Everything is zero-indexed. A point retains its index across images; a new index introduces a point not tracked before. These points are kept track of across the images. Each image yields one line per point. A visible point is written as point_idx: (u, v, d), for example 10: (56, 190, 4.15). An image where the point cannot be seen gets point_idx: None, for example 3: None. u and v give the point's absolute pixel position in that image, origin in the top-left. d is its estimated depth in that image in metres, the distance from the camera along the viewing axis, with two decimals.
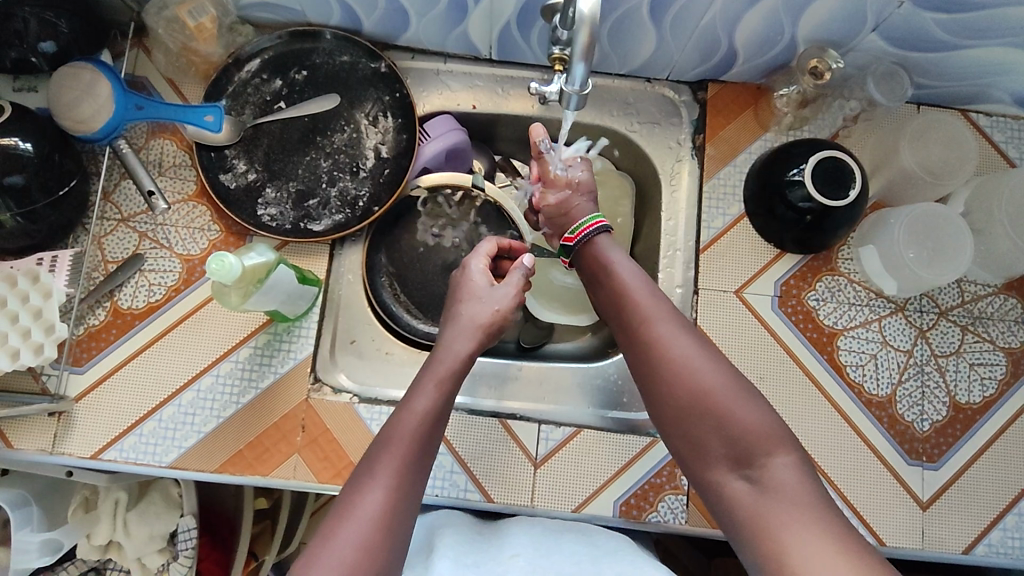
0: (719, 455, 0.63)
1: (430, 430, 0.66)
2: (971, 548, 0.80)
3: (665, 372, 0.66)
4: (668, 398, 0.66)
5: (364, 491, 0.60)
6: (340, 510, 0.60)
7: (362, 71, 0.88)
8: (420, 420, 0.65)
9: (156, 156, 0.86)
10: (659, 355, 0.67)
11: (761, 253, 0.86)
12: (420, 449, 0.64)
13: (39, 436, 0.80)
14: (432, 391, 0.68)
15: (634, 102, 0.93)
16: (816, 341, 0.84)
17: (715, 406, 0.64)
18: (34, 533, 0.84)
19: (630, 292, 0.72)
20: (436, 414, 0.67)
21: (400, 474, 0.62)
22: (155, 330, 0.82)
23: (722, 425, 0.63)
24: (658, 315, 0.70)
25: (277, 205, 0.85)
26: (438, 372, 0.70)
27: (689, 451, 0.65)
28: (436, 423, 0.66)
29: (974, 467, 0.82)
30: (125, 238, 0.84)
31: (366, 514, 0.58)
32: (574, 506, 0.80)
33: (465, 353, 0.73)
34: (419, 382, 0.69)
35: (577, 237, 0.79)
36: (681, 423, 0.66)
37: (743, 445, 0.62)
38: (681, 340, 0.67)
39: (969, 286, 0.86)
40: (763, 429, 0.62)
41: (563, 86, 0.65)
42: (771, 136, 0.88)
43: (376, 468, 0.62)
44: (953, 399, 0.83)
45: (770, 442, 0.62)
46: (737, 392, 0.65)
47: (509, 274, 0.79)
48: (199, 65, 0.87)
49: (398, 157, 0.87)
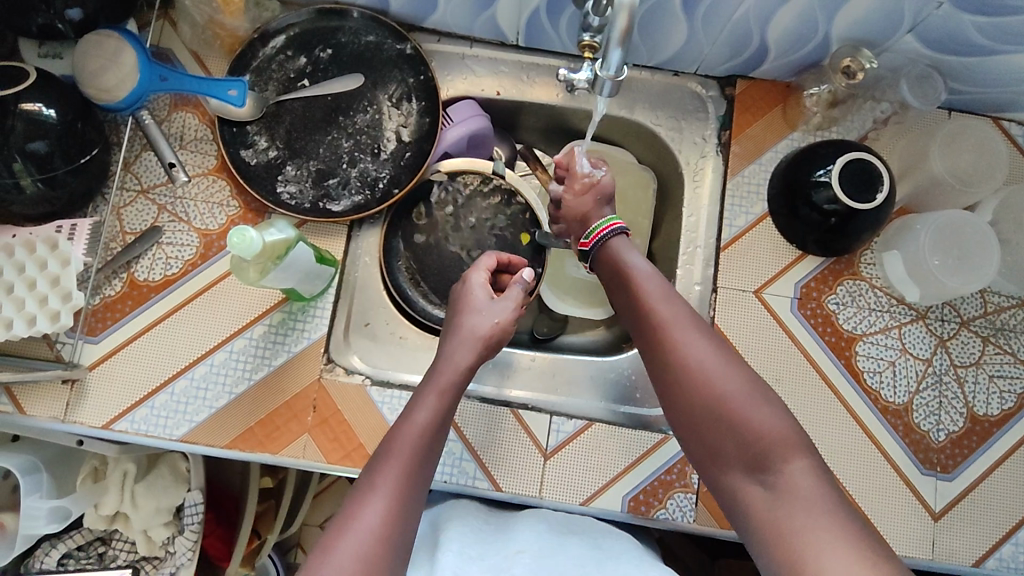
0: (733, 462, 0.63)
1: (432, 438, 0.66)
2: (981, 561, 0.79)
3: (679, 380, 0.66)
4: (683, 405, 0.66)
5: (365, 499, 0.60)
6: (343, 516, 0.59)
7: (387, 52, 0.87)
8: (420, 433, 0.65)
9: (177, 129, 0.86)
10: (671, 364, 0.67)
11: (782, 254, 0.85)
12: (421, 453, 0.64)
13: (53, 403, 0.80)
14: (433, 401, 0.68)
15: (660, 96, 0.92)
16: (834, 345, 0.83)
17: (726, 412, 0.63)
18: (42, 500, 0.84)
19: (642, 298, 0.71)
20: (436, 424, 0.67)
21: (404, 479, 0.62)
22: (171, 304, 0.82)
23: (735, 434, 0.62)
24: (674, 319, 0.69)
25: (297, 183, 0.85)
26: (439, 384, 0.70)
27: (705, 458, 0.65)
28: (436, 434, 0.66)
29: (988, 480, 0.81)
30: (143, 210, 0.84)
31: (369, 521, 0.58)
32: (583, 499, 0.80)
33: (465, 365, 0.72)
34: (420, 394, 0.69)
35: (593, 240, 0.78)
36: (695, 432, 0.65)
37: (757, 451, 0.61)
38: (695, 347, 0.67)
39: (992, 297, 0.85)
40: (775, 433, 0.62)
41: (596, 71, 0.64)
42: (798, 135, 0.87)
43: (380, 475, 0.62)
44: (970, 410, 0.82)
45: (785, 446, 0.61)
46: (750, 396, 0.64)
47: (508, 290, 0.79)
48: (225, 38, 0.86)
49: (420, 141, 0.87)
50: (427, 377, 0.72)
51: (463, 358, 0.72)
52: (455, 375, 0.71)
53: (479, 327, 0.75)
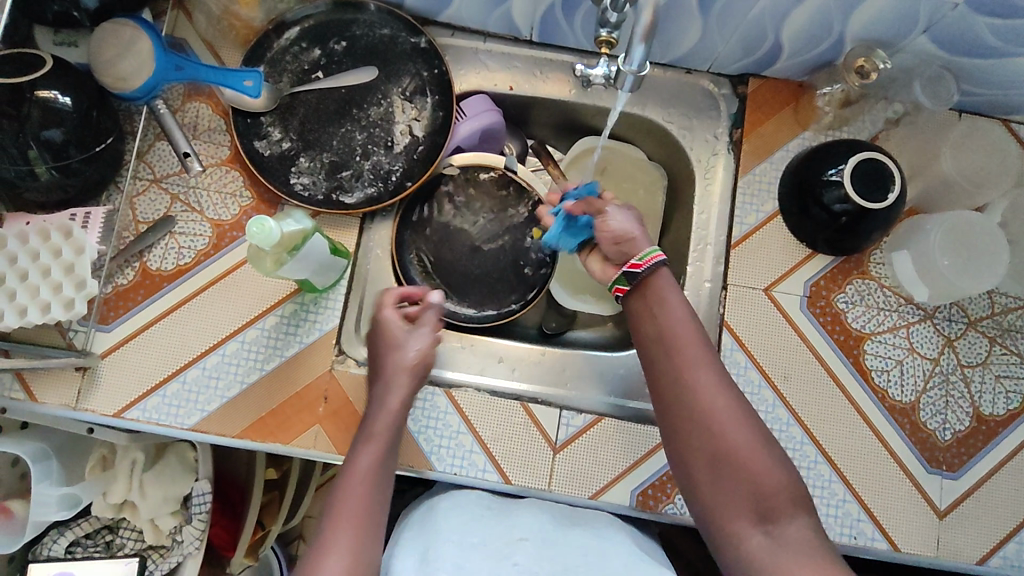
0: (740, 512, 0.62)
1: (375, 482, 0.66)
2: (985, 559, 0.80)
3: (698, 421, 0.65)
4: (697, 446, 0.65)
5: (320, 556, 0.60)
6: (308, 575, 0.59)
7: (402, 45, 0.88)
8: (366, 488, 0.65)
9: (191, 119, 0.86)
10: (693, 403, 0.65)
11: (792, 251, 0.86)
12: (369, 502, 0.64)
13: (64, 390, 0.80)
14: (371, 452, 0.68)
15: (673, 93, 0.92)
16: (842, 343, 0.84)
17: (741, 460, 0.63)
18: (52, 487, 0.85)
19: (670, 333, 0.68)
20: (379, 475, 0.67)
21: (360, 530, 0.62)
22: (183, 294, 0.83)
23: (747, 485, 0.62)
24: (700, 360, 0.67)
25: (310, 175, 0.85)
26: (373, 433, 0.69)
27: (709, 503, 0.64)
28: (380, 484, 0.66)
29: (992, 479, 0.82)
30: (156, 200, 0.84)
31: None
32: (591, 493, 0.81)
33: (394, 408, 0.72)
34: (356, 446, 0.69)
35: (645, 264, 0.72)
36: (705, 477, 0.64)
37: (766, 505, 0.62)
38: (717, 393, 0.65)
39: (1000, 298, 0.85)
40: (784, 487, 0.62)
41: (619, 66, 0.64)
42: (810, 134, 0.87)
43: (331, 537, 0.61)
44: (976, 410, 0.83)
45: (792, 503, 0.62)
46: (763, 447, 0.64)
47: (421, 322, 0.77)
48: (240, 30, 0.87)
49: (433, 135, 0.87)
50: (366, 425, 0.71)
51: (394, 398, 0.72)
52: (387, 414, 0.71)
53: (404, 359, 0.74)
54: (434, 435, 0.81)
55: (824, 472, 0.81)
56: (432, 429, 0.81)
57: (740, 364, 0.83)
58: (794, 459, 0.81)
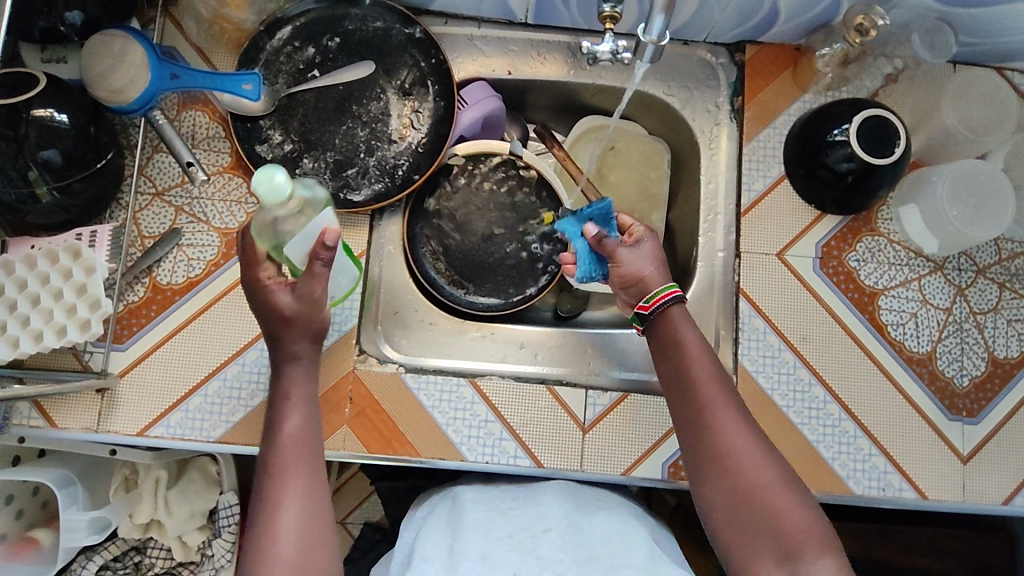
0: (763, 555, 0.61)
1: (304, 430, 0.66)
2: (1010, 499, 0.81)
3: (719, 461, 0.64)
4: (719, 485, 0.64)
5: (258, 531, 0.60)
6: (259, 547, 0.60)
7: (396, 37, 0.87)
8: (299, 440, 0.65)
9: (188, 128, 0.85)
10: (713, 445, 0.65)
11: (801, 214, 0.87)
12: (309, 475, 0.64)
13: (84, 413, 0.79)
14: (301, 406, 0.67)
15: (671, 65, 0.92)
16: (857, 301, 0.85)
17: (763, 500, 0.62)
18: (81, 512, 0.82)
19: (689, 370, 0.68)
20: (311, 430, 0.67)
21: (308, 488, 0.63)
22: (197, 305, 0.82)
23: (769, 527, 0.61)
24: (717, 399, 0.66)
25: (315, 175, 0.84)
26: (289, 389, 0.68)
27: (732, 548, 0.63)
28: (311, 438, 0.66)
29: (1012, 421, 0.83)
30: (160, 213, 0.83)
31: (291, 538, 0.60)
32: (623, 469, 0.81)
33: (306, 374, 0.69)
34: (278, 404, 0.67)
35: (654, 305, 0.70)
36: (727, 519, 0.63)
37: (789, 546, 0.60)
38: (737, 433, 0.65)
39: (1006, 244, 0.86)
40: (808, 526, 0.61)
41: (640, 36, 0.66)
42: (810, 97, 0.88)
43: (276, 489, 0.62)
44: (991, 354, 0.84)
45: (818, 543, 0.60)
46: (785, 486, 0.63)
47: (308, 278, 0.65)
48: (231, 33, 0.85)
49: (436, 125, 0.86)
50: (275, 388, 0.68)
51: (302, 364, 0.69)
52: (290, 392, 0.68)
53: (288, 342, 0.68)
54: (462, 426, 0.81)
55: (848, 429, 0.82)
56: (460, 420, 0.81)
57: (759, 331, 0.84)
58: (818, 418, 0.82)
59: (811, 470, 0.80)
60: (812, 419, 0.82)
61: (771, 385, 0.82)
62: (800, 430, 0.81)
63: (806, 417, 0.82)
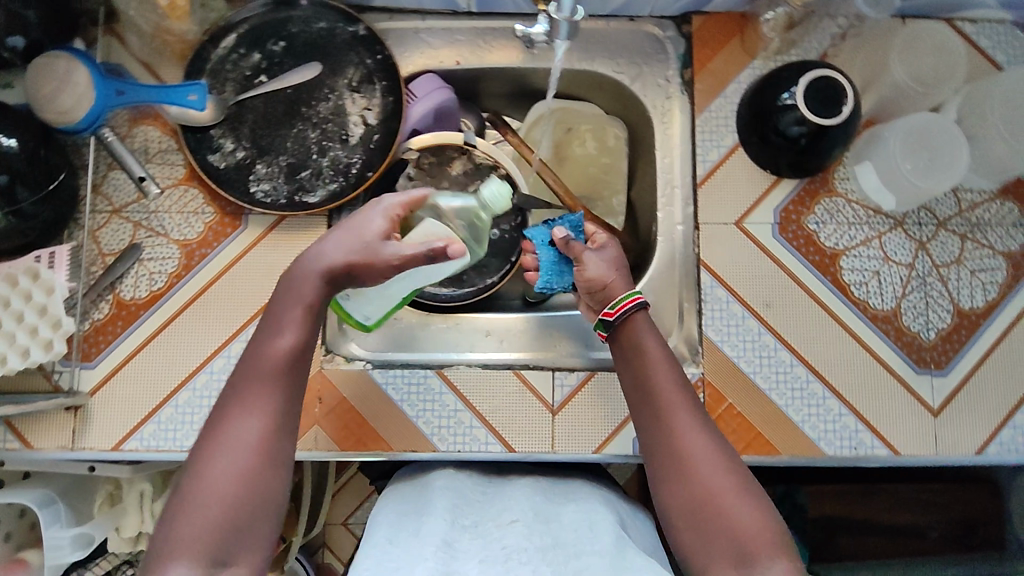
0: (719, 560, 0.60)
1: (296, 337, 0.62)
2: (982, 448, 0.82)
3: (677, 463, 0.64)
4: (676, 489, 0.64)
5: (207, 450, 0.58)
6: (205, 459, 0.58)
7: (340, 36, 0.87)
8: (281, 358, 0.61)
9: (141, 143, 0.85)
10: (671, 449, 0.65)
11: (758, 182, 0.86)
12: (279, 409, 0.60)
13: (59, 432, 0.80)
14: (299, 318, 0.63)
15: (618, 43, 0.92)
16: (819, 263, 0.85)
17: (719, 504, 0.62)
18: (64, 529, 0.84)
19: (653, 382, 0.69)
20: (298, 351, 0.62)
21: (274, 406, 0.60)
22: (161, 318, 0.83)
23: (726, 534, 0.61)
24: (677, 405, 0.67)
25: (270, 180, 0.85)
26: (298, 292, 0.63)
27: (690, 554, 0.63)
28: (297, 362, 0.62)
29: (981, 370, 0.83)
30: (119, 230, 0.84)
31: (238, 449, 0.58)
32: (595, 447, 0.82)
33: (314, 294, 0.63)
34: (281, 304, 0.64)
35: (617, 313, 0.73)
36: (683, 524, 0.63)
37: (744, 550, 0.60)
38: (698, 441, 0.65)
39: (965, 195, 0.86)
40: (763, 530, 0.61)
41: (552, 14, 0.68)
42: (759, 63, 0.88)
43: (246, 397, 0.60)
44: (956, 306, 0.84)
45: (773, 550, 0.60)
46: (742, 491, 0.63)
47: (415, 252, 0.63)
48: (175, 45, 0.86)
49: (386, 121, 0.86)
50: (289, 286, 0.64)
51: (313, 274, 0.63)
52: (295, 308, 0.63)
53: (327, 258, 0.63)
54: (433, 416, 0.83)
55: (817, 390, 0.82)
56: (430, 411, 0.82)
57: (721, 300, 0.84)
58: (784, 382, 0.82)
59: (781, 433, 0.81)
60: (780, 383, 0.82)
61: (736, 353, 0.83)
62: (769, 395, 0.82)
63: (774, 382, 0.82)
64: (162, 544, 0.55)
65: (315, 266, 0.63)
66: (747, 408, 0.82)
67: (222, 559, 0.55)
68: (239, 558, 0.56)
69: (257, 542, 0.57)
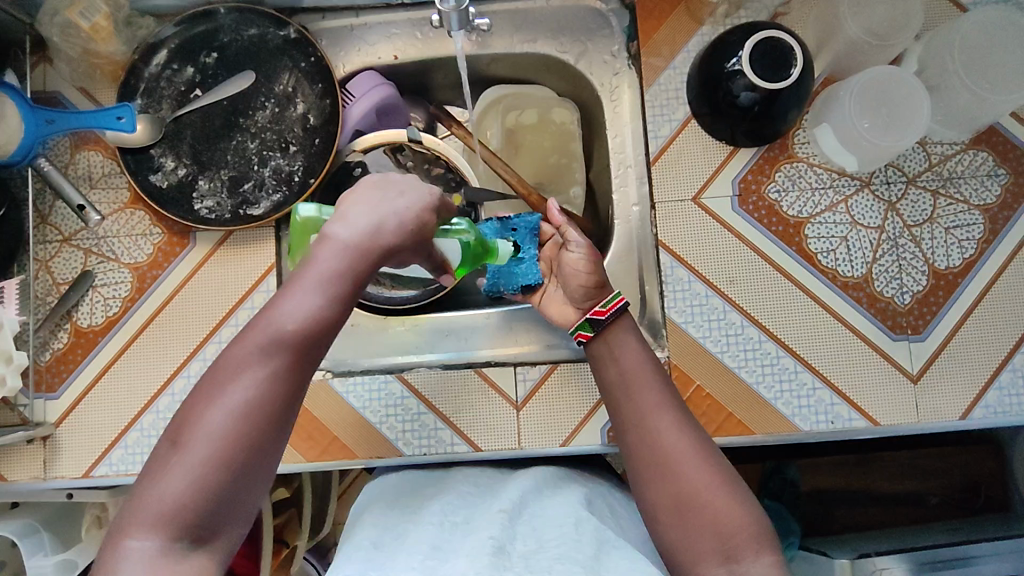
0: (706, 556, 0.59)
1: (323, 302, 0.55)
2: (967, 413, 0.78)
3: (663, 460, 0.63)
4: (661, 486, 0.62)
5: (210, 409, 0.53)
6: (199, 414, 0.53)
7: (272, 41, 0.85)
8: (302, 326, 0.54)
9: (84, 170, 0.85)
10: (654, 446, 0.64)
11: (712, 154, 0.83)
12: (291, 382, 0.54)
13: (29, 464, 0.81)
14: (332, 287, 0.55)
15: (560, 21, 0.89)
16: (783, 234, 0.81)
17: (704, 499, 0.60)
18: (48, 556, 0.85)
19: (629, 380, 0.68)
20: (322, 323, 0.55)
21: (281, 377, 0.54)
22: (119, 343, 0.82)
23: (711, 528, 0.59)
24: (655, 404, 0.66)
25: (213, 196, 0.84)
26: (345, 256, 0.56)
27: (676, 550, 0.61)
28: (319, 333, 0.55)
29: (961, 331, 0.79)
30: (70, 258, 0.84)
31: (233, 414, 0.53)
32: (563, 439, 0.81)
33: (359, 265, 0.56)
34: (320, 261, 0.56)
35: (610, 310, 0.72)
36: (669, 520, 0.61)
37: (731, 545, 0.58)
38: (678, 440, 0.64)
39: (935, 148, 0.81)
40: (750, 524, 0.59)
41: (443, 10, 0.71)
42: (707, 29, 0.84)
43: (255, 358, 0.54)
44: (931, 266, 0.80)
45: (756, 543, 0.58)
46: (725, 485, 0.61)
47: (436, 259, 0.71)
48: (104, 66, 0.84)
49: (326, 125, 0.85)
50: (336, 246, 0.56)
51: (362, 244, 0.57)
52: (335, 275, 0.55)
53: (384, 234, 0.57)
54: (397, 421, 0.82)
55: (788, 365, 0.79)
56: (394, 416, 0.81)
57: (683, 281, 0.81)
58: (754, 360, 0.79)
59: (752, 413, 0.79)
60: (749, 361, 0.79)
61: (702, 334, 0.80)
62: (738, 374, 0.79)
63: (743, 360, 0.79)
64: (142, 502, 0.51)
65: (370, 238, 0.57)
66: (715, 390, 0.79)
67: (202, 534, 0.51)
68: (219, 536, 0.52)
69: (239, 521, 0.53)
